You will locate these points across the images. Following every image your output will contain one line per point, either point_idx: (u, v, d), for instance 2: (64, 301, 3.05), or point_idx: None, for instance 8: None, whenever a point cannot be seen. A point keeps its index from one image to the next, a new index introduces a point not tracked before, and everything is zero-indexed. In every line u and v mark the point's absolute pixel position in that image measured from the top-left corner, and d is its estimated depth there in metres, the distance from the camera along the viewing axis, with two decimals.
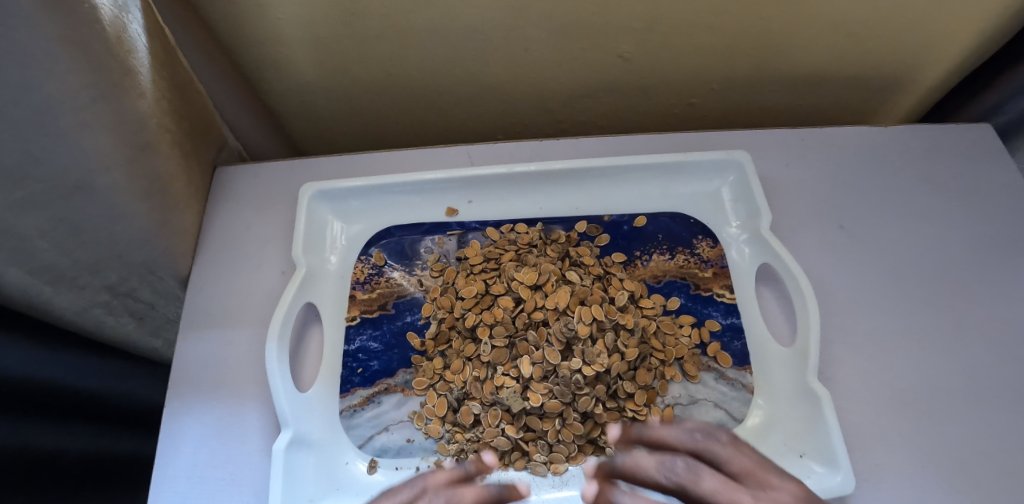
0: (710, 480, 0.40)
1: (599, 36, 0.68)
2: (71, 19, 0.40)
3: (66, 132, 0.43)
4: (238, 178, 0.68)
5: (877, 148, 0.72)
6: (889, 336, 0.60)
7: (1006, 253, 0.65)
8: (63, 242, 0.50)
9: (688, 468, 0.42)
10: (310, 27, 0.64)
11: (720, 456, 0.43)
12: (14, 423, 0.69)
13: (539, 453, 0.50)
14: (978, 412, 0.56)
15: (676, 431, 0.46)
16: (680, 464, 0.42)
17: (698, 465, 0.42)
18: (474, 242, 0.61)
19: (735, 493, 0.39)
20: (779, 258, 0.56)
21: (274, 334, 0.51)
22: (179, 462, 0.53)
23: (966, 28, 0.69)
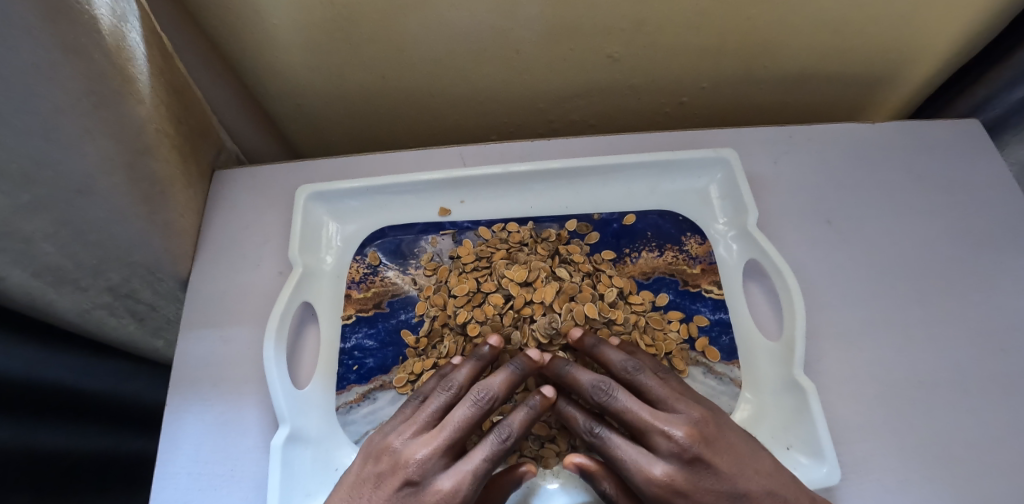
0: (626, 400, 0.46)
1: (588, 37, 0.69)
2: (70, 28, 0.41)
3: (66, 137, 0.45)
4: (235, 181, 0.69)
5: (865, 144, 0.73)
6: (876, 329, 0.61)
7: (992, 246, 0.66)
8: (66, 244, 0.52)
9: (609, 388, 0.47)
10: (304, 31, 0.65)
11: (646, 384, 0.48)
12: (18, 423, 0.70)
13: (530, 449, 0.52)
14: (964, 403, 0.57)
15: (620, 355, 0.50)
16: (606, 384, 0.47)
17: (616, 386, 0.47)
18: (467, 241, 0.62)
19: (641, 415, 0.45)
20: (765, 254, 0.58)
21: (271, 332, 0.53)
22: (180, 457, 0.54)
23: (952, 25, 0.70)
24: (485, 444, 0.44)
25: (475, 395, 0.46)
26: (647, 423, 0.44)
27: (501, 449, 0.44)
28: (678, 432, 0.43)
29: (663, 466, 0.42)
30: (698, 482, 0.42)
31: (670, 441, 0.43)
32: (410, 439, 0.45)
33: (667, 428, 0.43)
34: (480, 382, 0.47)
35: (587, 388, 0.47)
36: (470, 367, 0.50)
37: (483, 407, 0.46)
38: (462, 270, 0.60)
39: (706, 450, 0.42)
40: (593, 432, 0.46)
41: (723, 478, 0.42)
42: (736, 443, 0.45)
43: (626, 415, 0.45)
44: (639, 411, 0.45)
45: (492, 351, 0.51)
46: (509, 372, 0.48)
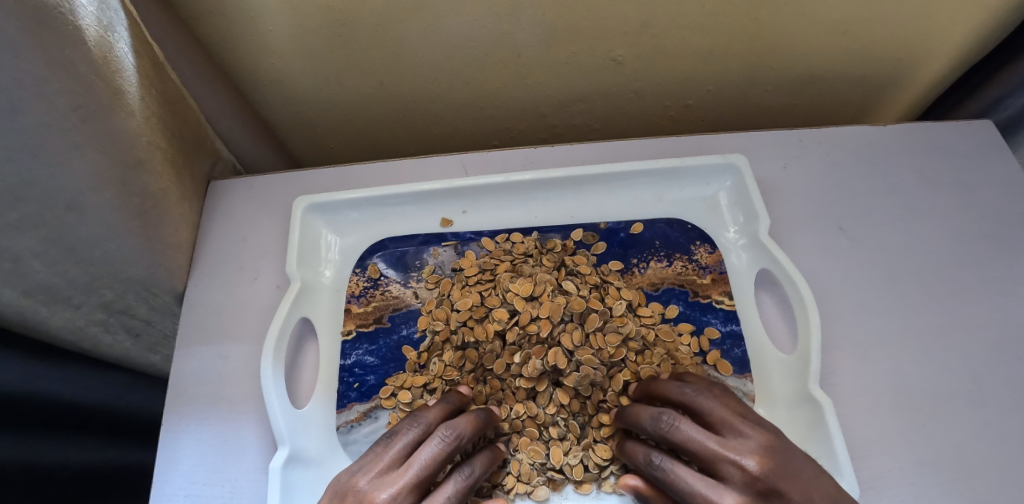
0: (691, 430, 0.45)
1: (592, 40, 0.67)
2: (53, 40, 0.39)
3: (53, 154, 0.43)
4: (231, 192, 0.68)
5: (876, 147, 0.71)
6: (892, 338, 0.60)
7: (1009, 252, 0.64)
8: (57, 263, 0.50)
9: (672, 419, 0.46)
10: (300, 37, 0.63)
11: (704, 406, 0.47)
12: (12, 439, 0.69)
13: (537, 476, 0.50)
14: (985, 416, 0.55)
15: (675, 383, 0.49)
16: (668, 415, 0.47)
17: (677, 417, 0.46)
18: (469, 253, 0.60)
19: (709, 445, 0.44)
20: (778, 263, 0.56)
21: (269, 350, 0.52)
22: (178, 479, 0.53)
23: (965, 24, 0.68)
24: (449, 484, 0.45)
25: (443, 433, 0.46)
26: (716, 454, 0.43)
27: (464, 486, 0.45)
28: (750, 461, 0.41)
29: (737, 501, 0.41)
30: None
31: (742, 472, 0.41)
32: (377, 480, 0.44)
33: (736, 457, 0.42)
34: (448, 422, 0.48)
35: (648, 421, 0.47)
36: (438, 409, 0.49)
37: (452, 446, 0.46)
38: (465, 282, 0.58)
39: (780, 481, 0.40)
40: (654, 463, 0.46)
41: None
42: (802, 467, 0.42)
43: (690, 446, 0.45)
44: (703, 443, 0.44)
45: (456, 398, 0.51)
46: (477, 415, 0.49)
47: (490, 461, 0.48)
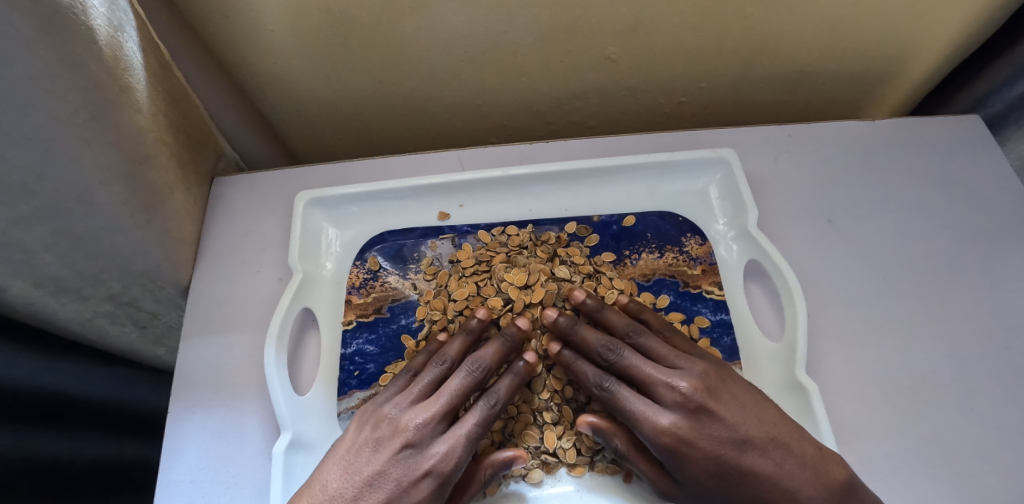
0: (631, 357, 0.51)
1: (586, 38, 0.69)
2: (66, 39, 0.41)
3: (65, 149, 0.45)
4: (234, 187, 0.70)
5: (865, 142, 0.72)
6: (879, 327, 0.61)
7: (994, 243, 0.66)
8: (67, 254, 0.52)
9: (618, 348, 0.51)
10: (302, 36, 0.65)
11: (648, 342, 0.52)
12: (20, 431, 0.70)
13: (532, 460, 0.52)
14: (970, 402, 0.57)
15: (622, 318, 0.53)
16: (615, 345, 0.51)
17: (622, 346, 0.51)
18: (466, 245, 0.62)
19: (645, 369, 0.50)
20: (765, 253, 0.58)
21: (272, 340, 0.54)
22: (183, 465, 0.54)
23: (951, 21, 0.70)
24: (476, 410, 0.49)
25: (470, 364, 0.50)
26: (656, 378, 0.49)
27: (490, 413, 0.49)
28: (683, 384, 0.48)
29: (672, 417, 0.47)
30: (701, 429, 0.47)
31: (675, 391, 0.48)
32: (408, 408, 0.50)
33: (672, 381, 0.48)
34: (473, 355, 0.51)
35: (597, 348, 0.51)
36: (460, 342, 0.53)
37: (478, 376, 0.50)
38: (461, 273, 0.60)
39: (709, 399, 0.47)
40: (603, 386, 0.50)
41: (726, 425, 0.47)
42: (738, 393, 0.49)
43: (634, 371, 0.50)
44: (648, 370, 0.49)
45: (479, 321, 0.54)
46: (501, 343, 0.52)
47: (513, 389, 0.50)
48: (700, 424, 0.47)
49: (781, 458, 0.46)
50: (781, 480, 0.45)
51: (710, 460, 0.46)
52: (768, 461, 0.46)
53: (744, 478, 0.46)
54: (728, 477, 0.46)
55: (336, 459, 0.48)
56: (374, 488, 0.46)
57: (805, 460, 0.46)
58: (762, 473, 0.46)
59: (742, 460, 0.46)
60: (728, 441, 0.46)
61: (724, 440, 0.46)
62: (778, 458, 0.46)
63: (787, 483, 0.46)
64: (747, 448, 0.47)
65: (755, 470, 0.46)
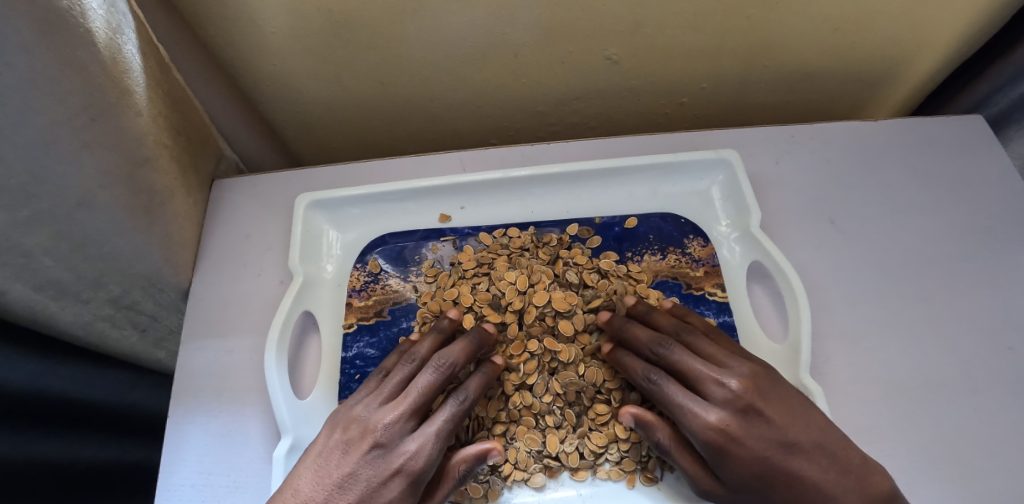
0: (681, 353, 0.50)
1: (587, 40, 0.68)
2: (65, 43, 0.41)
3: (64, 152, 0.45)
4: (234, 190, 0.69)
5: (867, 142, 0.72)
6: (883, 329, 0.61)
7: (999, 244, 0.65)
8: (66, 258, 0.51)
9: (668, 344, 0.50)
10: (302, 38, 0.65)
11: (696, 341, 0.51)
12: (19, 435, 0.70)
13: (534, 464, 0.51)
14: (975, 403, 0.57)
15: (671, 320, 0.53)
16: (666, 341, 0.51)
17: (673, 342, 0.51)
18: (467, 247, 0.61)
19: (696, 366, 0.49)
20: (769, 255, 0.58)
21: (272, 344, 0.53)
22: (184, 469, 0.54)
23: (953, 21, 0.69)
24: (445, 408, 0.47)
25: (437, 362, 0.49)
26: (708, 375, 0.48)
27: (461, 409, 0.48)
28: (733, 382, 0.47)
29: (722, 415, 0.46)
30: (749, 429, 0.45)
31: (726, 390, 0.47)
32: (377, 408, 0.48)
33: (723, 379, 0.47)
34: (439, 352, 0.50)
35: (647, 343, 0.51)
36: (431, 340, 0.52)
37: (445, 373, 0.49)
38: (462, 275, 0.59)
39: (758, 400, 0.46)
40: (650, 380, 0.49)
41: (775, 427, 0.45)
42: (787, 396, 0.48)
43: (686, 367, 0.49)
44: (699, 367, 0.48)
45: (450, 320, 0.54)
46: (468, 341, 0.51)
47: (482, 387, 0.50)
48: (750, 423, 0.46)
49: (825, 465, 0.45)
50: (826, 487, 0.44)
51: (757, 461, 0.45)
52: (814, 467, 0.45)
53: (790, 483, 0.45)
54: (772, 480, 0.45)
55: (307, 463, 0.46)
56: (346, 491, 0.44)
57: (851, 469, 0.45)
58: (808, 481, 0.44)
59: (790, 465, 0.45)
60: (775, 444, 0.45)
61: (773, 442, 0.45)
62: (825, 464, 0.45)
63: (827, 489, 0.44)
64: (794, 453, 0.45)
65: (800, 476, 0.44)
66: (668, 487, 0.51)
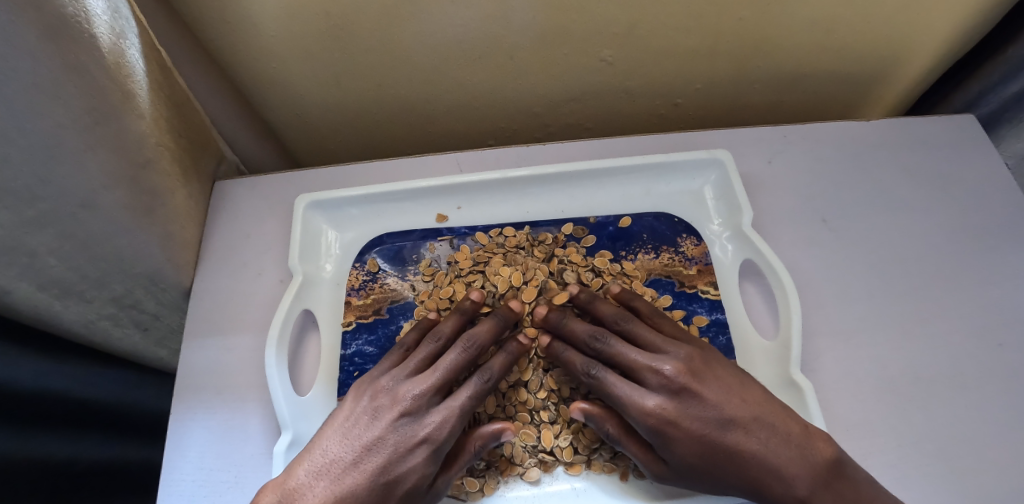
0: (616, 343, 0.51)
1: (583, 41, 0.69)
2: (70, 48, 0.42)
3: (69, 154, 0.46)
4: (235, 191, 0.70)
5: (859, 142, 0.73)
6: (874, 326, 0.62)
7: (989, 242, 0.66)
8: (71, 258, 0.52)
9: (605, 335, 0.52)
10: (301, 42, 0.66)
11: (635, 330, 0.53)
12: (24, 433, 0.71)
13: (529, 459, 0.52)
14: (963, 398, 0.58)
15: (612, 308, 0.54)
16: (601, 333, 0.52)
17: (609, 333, 0.52)
18: (464, 247, 0.62)
19: (632, 356, 0.50)
20: (760, 253, 0.59)
21: (272, 342, 0.55)
22: (186, 465, 0.55)
23: (943, 23, 0.70)
24: (469, 384, 0.50)
25: (465, 342, 0.52)
26: (643, 364, 0.50)
27: (483, 387, 0.50)
28: (666, 367, 0.49)
29: (657, 399, 0.48)
30: (685, 410, 0.48)
31: (660, 376, 0.49)
32: (404, 380, 0.51)
33: (656, 366, 0.49)
34: (468, 333, 0.53)
35: (583, 335, 0.52)
36: (453, 321, 0.54)
37: (472, 352, 0.51)
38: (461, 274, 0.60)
39: (692, 382, 0.48)
40: (591, 373, 0.51)
41: (709, 406, 0.47)
42: (723, 374, 0.50)
43: (620, 357, 0.51)
44: (634, 356, 0.50)
45: (472, 302, 0.55)
46: (494, 322, 0.53)
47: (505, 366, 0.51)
48: (685, 406, 0.48)
49: (765, 437, 0.47)
50: (767, 458, 0.46)
51: (696, 440, 0.47)
52: (752, 440, 0.47)
53: (732, 457, 0.47)
54: (716, 457, 0.47)
55: (334, 426, 0.50)
56: (371, 453, 0.48)
57: (792, 437, 0.47)
58: (748, 452, 0.47)
59: (728, 441, 0.47)
60: (711, 421, 0.47)
61: (708, 421, 0.47)
62: (765, 437, 0.47)
63: (770, 460, 0.46)
64: (731, 428, 0.47)
65: (739, 449, 0.47)
66: (659, 481, 0.51)
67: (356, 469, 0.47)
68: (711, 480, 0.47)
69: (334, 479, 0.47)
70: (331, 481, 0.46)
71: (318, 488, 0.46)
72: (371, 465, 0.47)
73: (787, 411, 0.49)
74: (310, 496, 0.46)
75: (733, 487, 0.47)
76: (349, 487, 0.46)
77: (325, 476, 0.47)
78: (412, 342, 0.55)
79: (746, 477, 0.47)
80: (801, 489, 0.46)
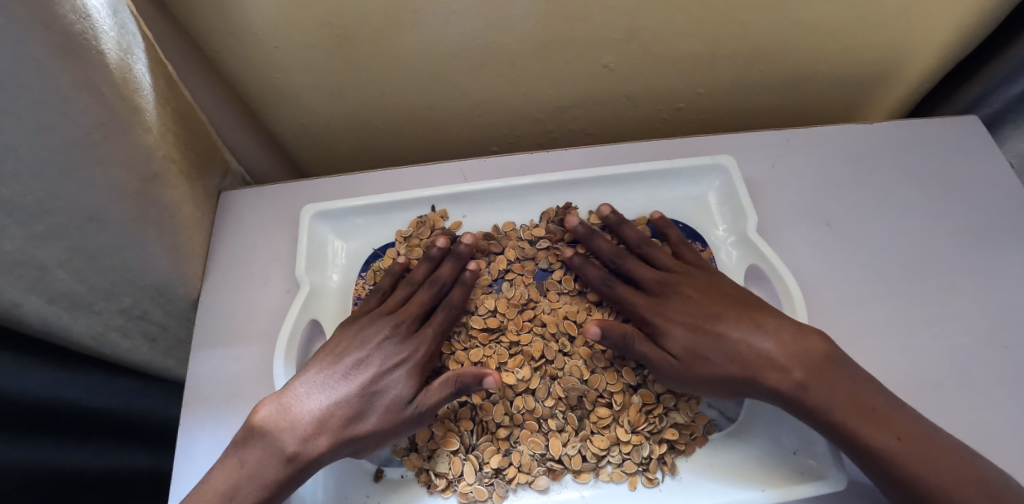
0: (633, 263, 0.60)
1: (584, 49, 0.70)
2: (77, 64, 0.43)
3: (78, 169, 0.46)
4: (240, 201, 0.71)
5: (862, 144, 0.73)
6: (879, 329, 0.62)
7: (994, 245, 0.66)
8: (80, 270, 0.53)
9: (624, 256, 0.60)
10: (304, 52, 0.66)
11: (653, 254, 0.61)
12: (35, 444, 0.72)
13: (537, 467, 0.52)
14: (971, 401, 0.57)
15: (636, 232, 0.62)
16: (621, 254, 0.60)
17: (627, 255, 0.60)
18: (442, 211, 0.65)
19: (643, 272, 0.59)
20: (766, 260, 0.59)
21: (281, 350, 0.55)
22: (196, 474, 0.55)
23: (944, 25, 0.70)
24: (439, 312, 0.57)
25: (433, 282, 0.58)
26: (652, 277, 0.59)
27: (450, 315, 0.57)
28: (674, 279, 0.58)
29: (665, 304, 0.57)
30: (687, 310, 0.55)
31: (662, 285, 0.58)
32: (384, 314, 0.57)
33: (663, 280, 0.58)
34: (432, 276, 0.59)
35: (607, 253, 0.60)
36: (435, 265, 0.60)
37: (437, 289, 0.58)
38: None
39: (691, 288, 0.57)
40: (608, 282, 0.58)
41: (706, 305, 0.55)
42: (727, 285, 0.57)
43: (634, 274, 0.59)
44: (644, 272, 0.59)
45: (440, 248, 0.61)
46: (453, 262, 0.60)
47: (462, 299, 0.58)
48: (683, 305, 0.56)
49: (755, 329, 0.52)
50: (760, 345, 0.51)
51: (692, 333, 0.54)
52: (746, 331, 0.52)
53: (726, 345, 0.52)
54: (716, 347, 0.52)
55: (326, 350, 0.55)
56: (359, 370, 0.53)
57: (782, 329, 0.51)
58: (740, 342, 0.52)
59: (720, 330, 0.53)
60: (706, 317, 0.54)
61: (704, 316, 0.54)
62: (752, 327, 0.52)
63: (760, 347, 0.51)
64: (723, 322, 0.53)
65: (733, 338, 0.52)
66: (670, 488, 0.51)
67: (348, 381, 0.52)
68: (710, 369, 0.51)
69: (329, 390, 0.51)
70: (326, 390, 0.51)
71: (315, 397, 0.51)
72: (359, 379, 0.52)
73: (778, 314, 0.53)
74: (309, 404, 0.50)
75: (728, 377, 0.51)
76: (342, 395, 0.51)
77: (321, 388, 0.51)
78: (386, 288, 0.60)
79: (739, 365, 0.51)
80: (797, 373, 0.48)
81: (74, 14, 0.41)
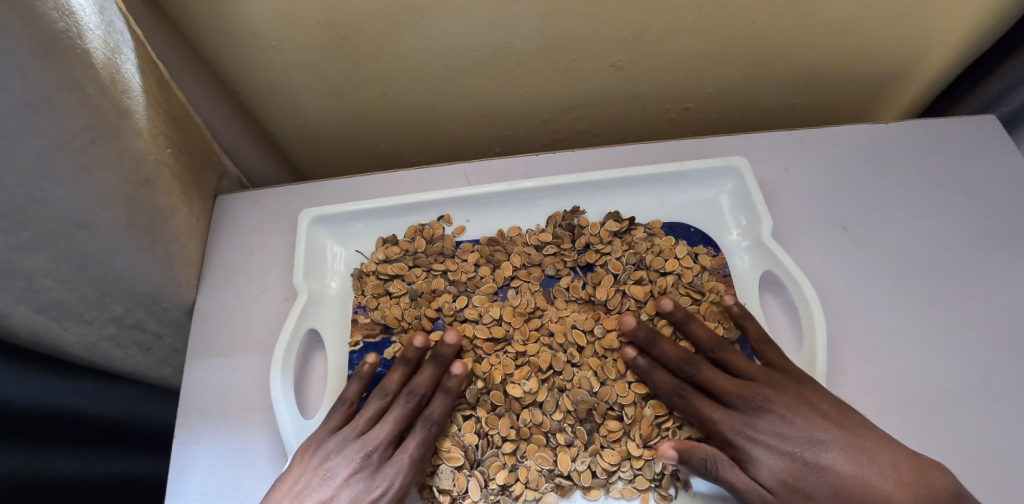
0: (706, 369, 0.52)
1: (590, 47, 0.67)
2: (61, 64, 0.40)
3: (63, 175, 0.44)
4: (236, 205, 0.69)
5: (878, 145, 0.71)
6: (899, 337, 0.59)
7: (1015, 248, 0.64)
8: (69, 279, 0.51)
9: (695, 363, 0.52)
10: (301, 52, 0.64)
11: (729, 360, 0.53)
12: (31, 453, 0.70)
13: (546, 483, 0.50)
14: (995, 412, 0.55)
15: (707, 332, 0.54)
16: (692, 359, 0.52)
17: (699, 360, 0.52)
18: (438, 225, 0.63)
19: (719, 382, 0.51)
20: (782, 265, 0.57)
21: (278, 362, 0.53)
22: (190, 490, 0.53)
23: (963, 21, 0.68)
24: (399, 407, 0.52)
25: (408, 394, 0.52)
26: (733, 388, 0.50)
27: (410, 410, 0.52)
28: (758, 391, 0.50)
29: (753, 421, 0.49)
30: (778, 431, 0.48)
31: (748, 400, 0.49)
32: (352, 438, 0.51)
33: (745, 392, 0.50)
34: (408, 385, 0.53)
35: (676, 361, 0.52)
36: (399, 372, 0.54)
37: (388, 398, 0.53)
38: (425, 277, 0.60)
39: (784, 406, 0.48)
40: (681, 393, 0.50)
41: (799, 426, 0.47)
42: (818, 401, 0.49)
43: (710, 383, 0.51)
44: (721, 381, 0.51)
45: (416, 349, 0.54)
46: (433, 367, 0.53)
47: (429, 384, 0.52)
48: (773, 424, 0.48)
49: (861, 462, 0.45)
50: (877, 482, 0.44)
51: (787, 460, 0.46)
52: (853, 462, 0.45)
53: (833, 482, 0.45)
54: (824, 490, 0.45)
55: (283, 490, 0.48)
56: None
57: (899, 464, 0.44)
58: (846, 475, 0.45)
59: (824, 462, 0.46)
60: (805, 442, 0.47)
61: (801, 440, 0.47)
62: (862, 459, 0.45)
63: (874, 483, 0.44)
64: (824, 449, 0.46)
65: (843, 476, 0.45)
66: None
67: None
68: None
69: None
70: None
71: None
72: None
73: (882, 437, 0.47)
74: None
75: None
76: None
77: None
78: (355, 397, 0.54)
79: None
80: None
81: (58, 12, 0.39)
